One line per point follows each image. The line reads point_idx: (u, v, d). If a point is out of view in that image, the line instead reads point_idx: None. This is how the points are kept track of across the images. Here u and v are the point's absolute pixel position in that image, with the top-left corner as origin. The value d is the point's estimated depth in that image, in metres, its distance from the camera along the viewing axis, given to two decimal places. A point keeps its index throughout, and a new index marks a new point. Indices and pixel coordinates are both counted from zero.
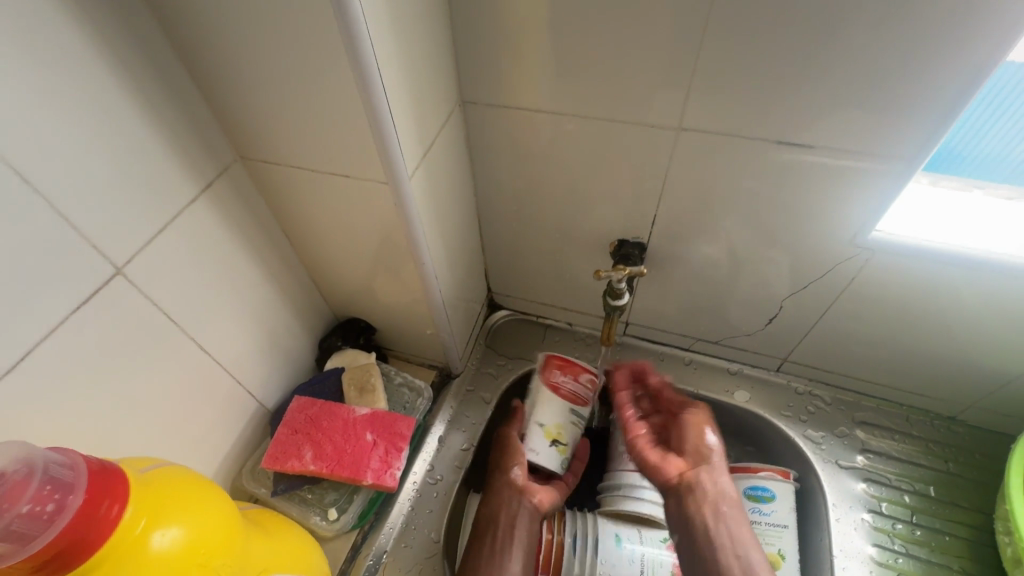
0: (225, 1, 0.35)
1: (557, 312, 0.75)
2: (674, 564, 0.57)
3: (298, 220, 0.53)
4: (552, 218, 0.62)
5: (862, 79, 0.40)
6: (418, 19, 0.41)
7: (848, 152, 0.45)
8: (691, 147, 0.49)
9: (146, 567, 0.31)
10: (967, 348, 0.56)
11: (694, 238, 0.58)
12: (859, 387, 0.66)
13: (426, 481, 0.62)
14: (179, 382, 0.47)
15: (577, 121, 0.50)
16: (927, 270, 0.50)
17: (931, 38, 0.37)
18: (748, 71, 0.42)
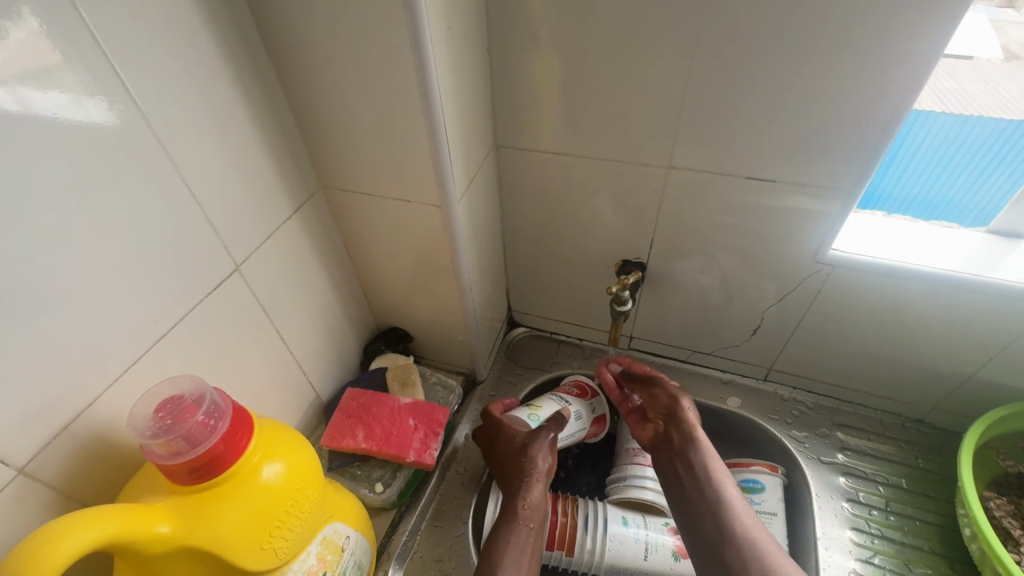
0: (335, 72, 0.49)
1: (569, 328, 0.86)
2: (675, 544, 0.64)
3: (360, 239, 0.65)
4: (566, 243, 0.73)
5: (811, 129, 0.52)
6: (468, 84, 0.54)
7: (804, 187, 0.56)
8: (680, 182, 0.61)
9: (260, 489, 0.39)
10: (926, 355, 0.65)
11: (688, 259, 0.68)
12: (838, 394, 0.75)
13: (454, 471, 0.70)
14: (263, 365, 0.57)
15: (588, 162, 0.63)
16: (878, 283, 0.61)
17: (857, 98, 0.49)
18: (722, 125, 0.55)
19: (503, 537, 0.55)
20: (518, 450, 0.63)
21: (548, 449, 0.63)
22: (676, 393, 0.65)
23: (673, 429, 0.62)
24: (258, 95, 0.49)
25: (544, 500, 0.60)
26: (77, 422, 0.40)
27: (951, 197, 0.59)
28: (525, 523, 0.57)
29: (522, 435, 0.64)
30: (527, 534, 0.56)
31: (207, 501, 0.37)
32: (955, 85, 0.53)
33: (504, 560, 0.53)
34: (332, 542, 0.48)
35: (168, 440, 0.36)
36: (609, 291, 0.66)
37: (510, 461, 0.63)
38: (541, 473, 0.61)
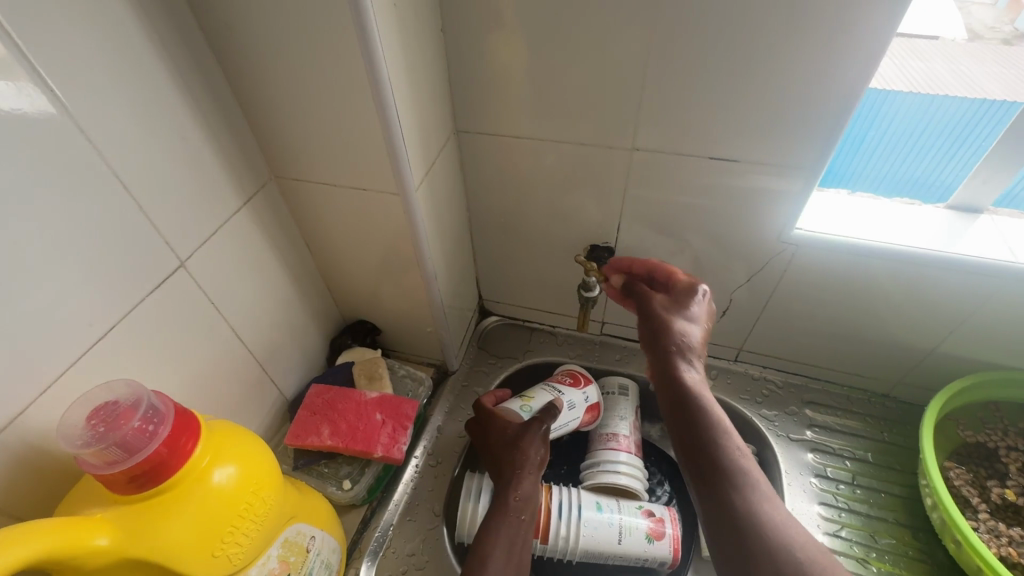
0: (277, 53, 0.46)
1: (541, 315, 0.85)
2: (648, 526, 0.65)
3: (318, 229, 0.62)
4: (532, 228, 0.72)
5: (773, 107, 0.51)
6: (422, 65, 0.52)
7: (768, 166, 0.56)
8: (644, 165, 0.60)
9: (208, 496, 0.37)
10: (890, 330, 0.66)
11: (655, 242, 0.67)
12: (806, 371, 0.75)
13: (427, 464, 0.70)
14: (218, 365, 0.55)
15: (550, 146, 0.61)
16: (842, 261, 0.61)
17: (820, 75, 0.48)
18: (686, 104, 0.53)
19: (491, 532, 0.55)
20: (509, 440, 0.62)
21: (542, 441, 0.62)
22: (675, 318, 0.57)
23: (674, 366, 0.55)
24: (197, 80, 0.46)
25: (536, 489, 0.60)
26: (7, 431, 0.38)
27: (904, 173, 0.60)
28: (515, 515, 0.57)
29: (513, 427, 0.64)
30: (518, 526, 0.56)
31: (152, 510, 0.36)
32: (905, 67, 0.53)
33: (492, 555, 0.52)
34: (295, 544, 0.47)
35: (102, 448, 0.34)
36: (577, 259, 0.67)
37: (501, 454, 0.62)
38: (535, 465, 0.61)
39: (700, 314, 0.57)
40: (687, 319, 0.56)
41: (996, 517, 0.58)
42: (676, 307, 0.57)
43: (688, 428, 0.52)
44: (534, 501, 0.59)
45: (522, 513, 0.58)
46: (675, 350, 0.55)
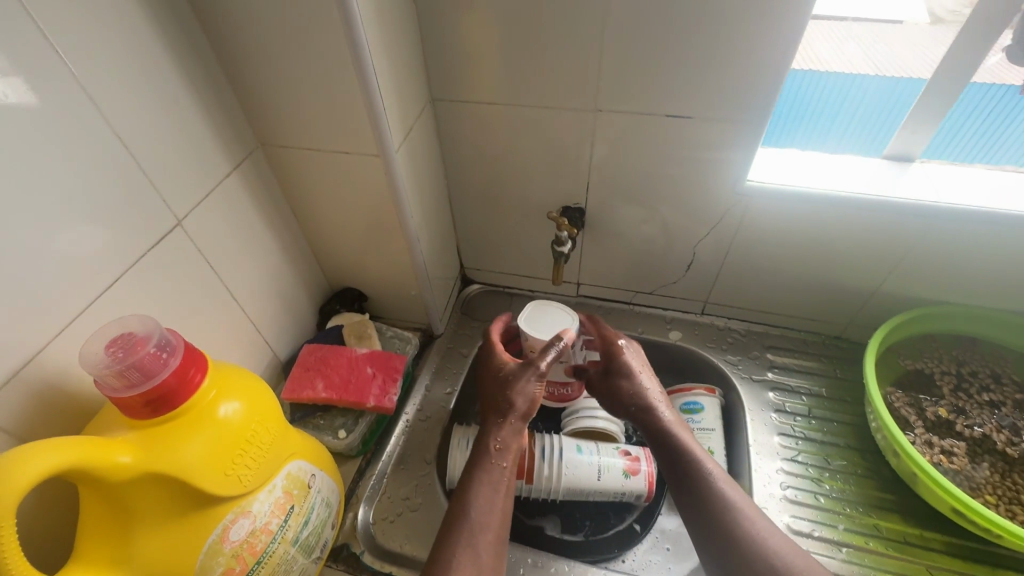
0: (260, 22, 0.49)
1: (520, 280, 0.90)
2: (625, 463, 0.70)
3: (304, 197, 0.66)
4: (507, 193, 0.76)
5: (723, 66, 0.56)
6: (396, 34, 0.55)
7: (720, 122, 0.60)
8: (608, 127, 0.64)
9: (215, 422, 0.41)
10: (837, 273, 0.72)
11: (622, 201, 0.72)
12: (767, 320, 0.82)
13: (417, 418, 0.74)
14: (214, 323, 0.58)
15: (520, 111, 0.65)
16: (791, 209, 0.66)
17: (762, 34, 0.53)
18: (644, 65, 0.58)
19: (474, 477, 0.56)
20: (499, 384, 0.63)
21: (535, 386, 0.62)
22: (617, 379, 0.67)
23: (640, 419, 0.65)
24: (185, 48, 0.49)
25: (517, 437, 0.60)
26: (28, 369, 0.41)
27: (817, 134, 0.67)
28: (494, 462, 0.58)
29: (508, 371, 0.63)
30: (498, 473, 0.57)
31: (166, 434, 0.39)
32: (845, 47, 0.62)
33: (474, 499, 0.54)
34: (298, 478, 0.51)
35: (121, 373, 0.38)
36: (550, 216, 0.71)
37: (491, 400, 0.62)
38: (522, 412, 0.61)
39: (638, 367, 0.67)
40: (624, 373, 0.67)
41: (931, 431, 0.64)
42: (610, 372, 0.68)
43: (662, 453, 0.61)
44: (515, 447, 0.60)
45: (505, 459, 0.59)
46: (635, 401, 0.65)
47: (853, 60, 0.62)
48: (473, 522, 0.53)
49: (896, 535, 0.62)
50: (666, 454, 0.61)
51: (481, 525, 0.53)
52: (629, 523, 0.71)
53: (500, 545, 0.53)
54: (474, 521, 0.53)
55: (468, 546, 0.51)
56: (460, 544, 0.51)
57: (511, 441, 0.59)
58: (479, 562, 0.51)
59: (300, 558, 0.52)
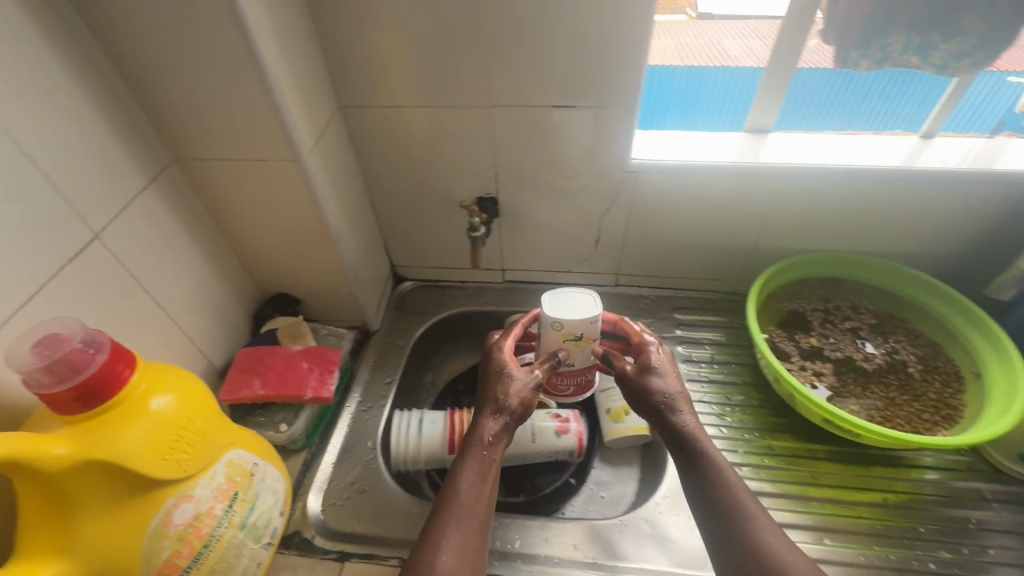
0: (162, 41, 0.52)
1: (449, 273, 0.95)
2: (556, 425, 0.77)
3: (224, 207, 0.69)
4: (424, 190, 0.81)
5: (594, 60, 0.64)
6: (296, 47, 0.60)
7: (602, 109, 0.68)
8: (506, 121, 0.71)
9: (147, 414, 0.44)
10: (721, 235, 0.82)
11: (529, 188, 0.79)
12: (672, 285, 0.91)
13: (359, 409, 0.78)
14: (143, 332, 0.60)
15: (425, 112, 0.71)
16: (673, 183, 0.76)
17: (622, 30, 0.61)
18: (527, 64, 0.65)
19: (466, 471, 0.57)
20: (498, 379, 0.63)
21: (530, 395, 0.63)
22: (649, 376, 0.63)
23: (667, 419, 0.61)
24: (88, 70, 0.52)
25: (508, 432, 0.61)
26: None
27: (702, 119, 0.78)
28: (486, 455, 0.58)
29: (518, 377, 0.63)
30: (489, 466, 0.58)
31: (101, 426, 0.42)
32: (712, 45, 0.73)
33: (462, 485, 0.56)
34: (240, 466, 0.54)
35: (50, 368, 0.40)
36: (463, 206, 0.77)
37: (489, 398, 0.62)
38: (510, 411, 0.61)
39: (670, 369, 0.64)
40: (658, 373, 0.63)
41: (805, 358, 0.75)
42: (645, 367, 0.63)
43: (679, 449, 0.60)
44: (506, 441, 0.60)
45: (495, 450, 0.59)
46: (665, 402, 0.61)
47: (719, 55, 0.72)
48: (462, 504, 0.54)
49: (787, 450, 0.72)
50: (682, 449, 0.60)
51: (470, 508, 0.54)
52: (565, 479, 0.79)
53: (485, 533, 0.54)
54: (462, 505, 0.54)
55: (456, 526, 0.53)
56: (448, 526, 0.52)
57: (500, 442, 0.60)
58: (465, 546, 0.52)
59: (250, 543, 0.55)
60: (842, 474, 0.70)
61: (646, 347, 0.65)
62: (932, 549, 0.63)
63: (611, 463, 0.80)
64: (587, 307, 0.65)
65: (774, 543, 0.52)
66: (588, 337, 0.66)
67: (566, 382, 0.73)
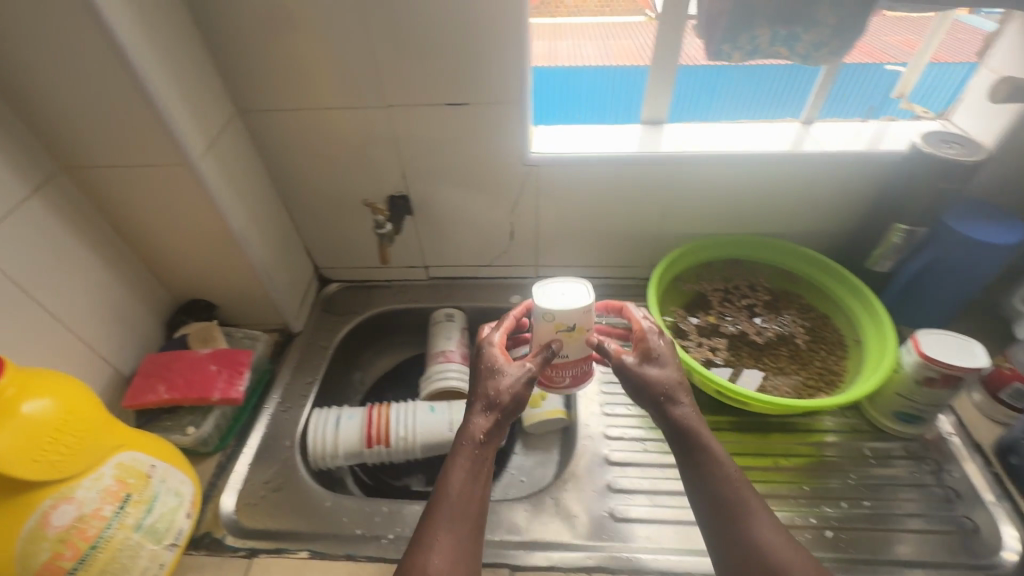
0: (29, 47, 0.53)
1: (374, 272, 0.97)
2: None
3: (123, 214, 0.69)
4: (337, 191, 0.83)
5: (478, 57, 0.66)
6: (178, 51, 0.61)
7: (492, 104, 0.71)
8: (405, 119, 0.73)
9: (17, 418, 0.44)
10: (628, 224, 0.86)
11: (438, 184, 0.82)
12: (590, 275, 0.94)
13: (277, 410, 0.79)
14: (33, 339, 0.60)
15: (324, 113, 0.73)
16: (573, 175, 0.79)
17: (499, 27, 0.64)
18: (415, 62, 0.67)
19: (456, 474, 0.53)
20: (487, 372, 0.58)
21: (521, 392, 0.57)
22: (647, 366, 0.59)
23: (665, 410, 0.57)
24: None
25: (500, 429, 0.57)
26: None
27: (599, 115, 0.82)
28: (478, 453, 0.55)
29: (513, 371, 0.57)
30: (481, 465, 0.54)
31: None
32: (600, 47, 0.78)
33: (452, 485, 0.53)
34: (132, 467, 0.54)
35: None
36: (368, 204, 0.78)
37: (479, 395, 0.57)
38: (497, 409, 0.56)
39: (670, 358, 0.60)
40: (656, 362, 0.59)
41: (702, 335, 0.79)
42: (645, 356, 0.59)
43: (678, 442, 0.57)
44: (497, 438, 0.56)
45: (489, 449, 0.56)
46: (664, 395, 0.57)
47: (604, 54, 0.78)
48: (453, 509, 0.51)
49: None
50: (683, 442, 0.56)
51: (461, 509, 0.51)
52: None
53: (478, 536, 0.51)
54: (452, 503, 0.51)
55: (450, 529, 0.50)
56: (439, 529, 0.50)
57: (493, 441, 0.56)
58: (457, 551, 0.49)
59: (149, 544, 0.56)
60: (740, 443, 0.74)
61: (645, 336, 0.60)
62: (821, 506, 0.67)
63: (530, 448, 0.82)
64: (581, 294, 0.57)
65: (775, 543, 0.49)
66: (582, 327, 0.57)
67: (562, 375, 0.61)
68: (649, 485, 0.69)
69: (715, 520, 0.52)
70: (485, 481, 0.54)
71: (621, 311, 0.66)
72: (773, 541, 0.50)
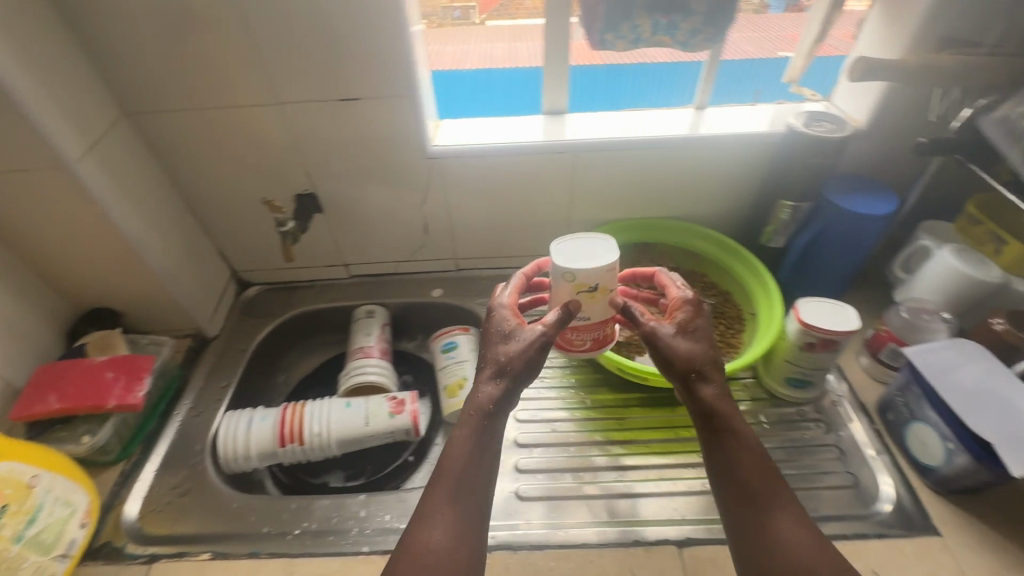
0: None
1: (294, 273, 0.96)
2: (390, 406, 0.80)
3: (6, 222, 0.67)
4: (243, 192, 0.82)
5: (362, 51, 0.67)
6: (46, 52, 0.60)
7: (383, 97, 0.72)
8: (300, 116, 0.74)
9: None
10: (539, 214, 0.88)
11: (344, 180, 0.82)
12: (510, 265, 0.96)
13: (189, 415, 0.78)
14: None
15: (217, 112, 0.72)
16: (476, 167, 0.81)
17: (378, 21, 0.65)
18: (301, 58, 0.68)
19: (458, 455, 0.54)
20: (499, 337, 0.59)
21: (533, 357, 0.56)
22: (681, 340, 0.57)
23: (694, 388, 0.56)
24: None
25: (511, 397, 0.56)
26: None
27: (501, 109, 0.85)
28: (485, 421, 0.55)
29: (535, 334, 0.56)
30: (488, 433, 0.55)
31: None
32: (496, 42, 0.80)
33: (454, 455, 0.54)
34: (10, 478, 0.53)
35: None
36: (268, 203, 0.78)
37: (500, 359, 0.57)
38: (504, 372, 0.56)
39: (704, 331, 0.59)
40: (690, 338, 0.58)
41: None
42: (682, 329, 0.58)
43: (704, 421, 0.56)
44: (508, 406, 0.56)
45: (497, 418, 0.55)
46: (692, 370, 0.56)
47: (499, 52, 0.82)
48: (460, 483, 0.52)
49: (599, 402, 0.78)
50: (709, 422, 0.56)
51: (467, 483, 0.52)
52: (405, 458, 0.81)
53: (483, 513, 0.52)
54: (445, 471, 0.53)
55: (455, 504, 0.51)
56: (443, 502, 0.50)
57: (502, 404, 0.56)
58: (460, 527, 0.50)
59: (33, 555, 0.55)
60: (646, 417, 0.76)
61: (682, 309, 0.60)
62: None
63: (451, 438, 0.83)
64: (606, 252, 0.56)
65: (790, 529, 0.49)
66: (605, 288, 0.55)
67: (582, 337, 0.60)
68: (557, 463, 0.71)
69: (736, 504, 0.52)
70: (491, 457, 0.54)
71: (653, 279, 0.66)
72: (790, 526, 0.50)
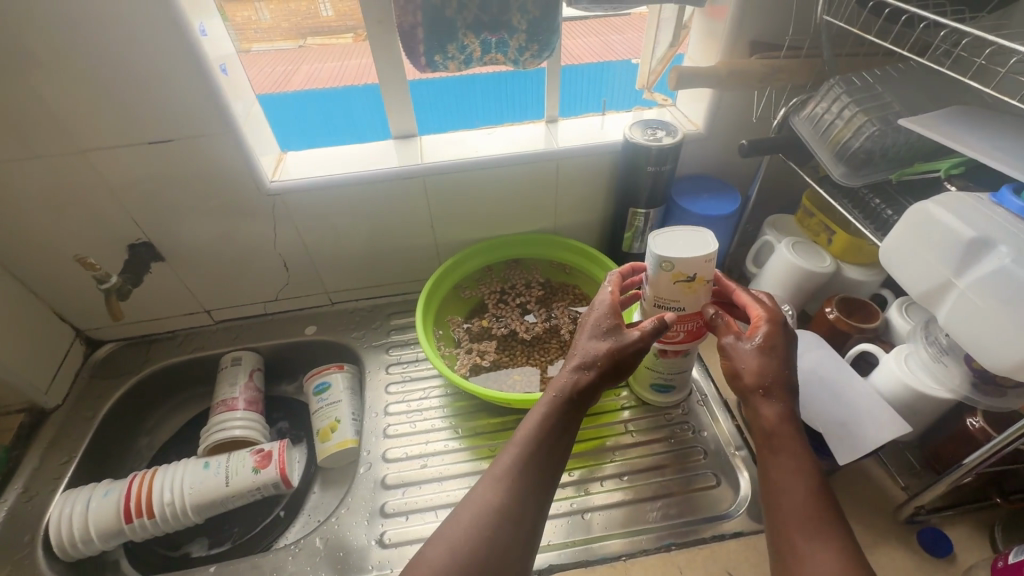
0: None
1: (149, 326, 0.89)
2: (254, 460, 0.74)
3: None
4: (67, 247, 0.75)
5: (165, 91, 0.63)
6: None
7: (200, 137, 0.68)
8: (110, 163, 0.68)
9: None
10: (402, 239, 0.85)
11: (182, 224, 0.76)
12: (386, 293, 0.93)
13: (19, 502, 0.70)
14: None
15: (12, 166, 0.66)
16: (322, 199, 0.77)
17: (175, 59, 0.61)
18: (95, 103, 0.63)
19: (539, 429, 0.52)
20: (591, 328, 0.57)
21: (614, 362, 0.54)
22: (757, 357, 0.53)
23: (755, 403, 0.53)
24: None
25: (592, 390, 0.54)
26: None
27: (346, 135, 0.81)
28: (557, 406, 0.53)
29: (628, 339, 0.55)
30: (558, 427, 0.52)
31: None
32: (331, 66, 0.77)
33: (520, 436, 0.52)
34: None
35: None
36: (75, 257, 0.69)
37: (592, 350, 0.55)
38: (595, 365, 0.54)
39: (786, 358, 0.54)
40: (776, 357, 0.53)
41: (473, 340, 0.83)
42: (769, 345, 0.53)
43: (761, 435, 0.52)
44: (589, 399, 0.54)
45: (569, 412, 0.53)
46: (761, 387, 0.53)
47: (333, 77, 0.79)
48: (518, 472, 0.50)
49: (472, 429, 0.76)
50: (766, 435, 0.52)
51: (524, 476, 0.50)
52: (276, 513, 0.76)
53: (521, 522, 0.48)
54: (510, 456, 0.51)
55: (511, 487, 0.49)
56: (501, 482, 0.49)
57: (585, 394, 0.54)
58: (501, 522, 0.47)
59: None
60: None
61: (767, 324, 0.54)
62: (586, 489, 0.69)
63: (327, 484, 0.79)
64: (701, 242, 0.56)
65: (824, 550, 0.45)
66: (702, 278, 0.56)
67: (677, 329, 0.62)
68: (425, 501, 0.69)
69: (775, 508, 0.49)
70: (565, 448, 0.53)
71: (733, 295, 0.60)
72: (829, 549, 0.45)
